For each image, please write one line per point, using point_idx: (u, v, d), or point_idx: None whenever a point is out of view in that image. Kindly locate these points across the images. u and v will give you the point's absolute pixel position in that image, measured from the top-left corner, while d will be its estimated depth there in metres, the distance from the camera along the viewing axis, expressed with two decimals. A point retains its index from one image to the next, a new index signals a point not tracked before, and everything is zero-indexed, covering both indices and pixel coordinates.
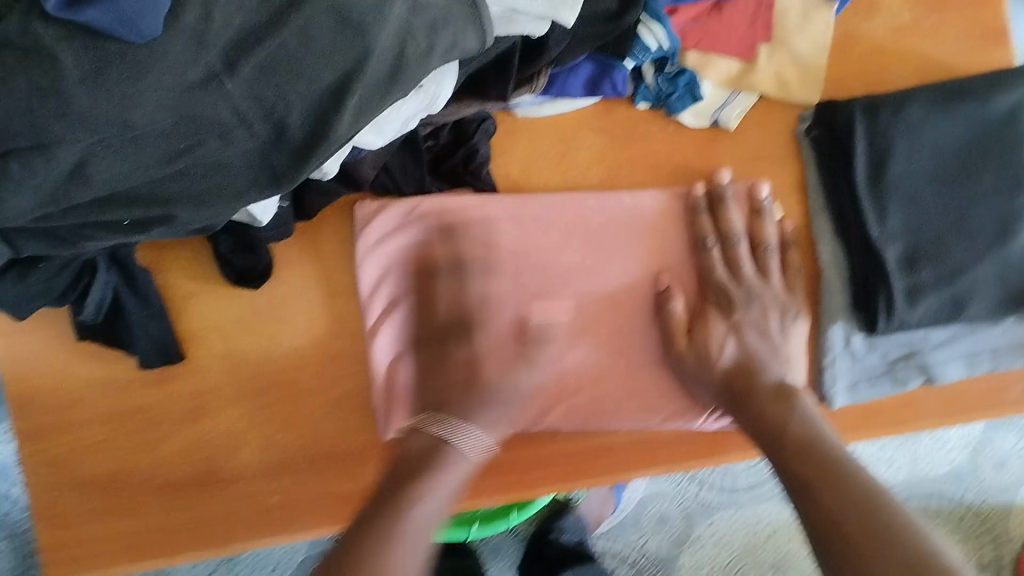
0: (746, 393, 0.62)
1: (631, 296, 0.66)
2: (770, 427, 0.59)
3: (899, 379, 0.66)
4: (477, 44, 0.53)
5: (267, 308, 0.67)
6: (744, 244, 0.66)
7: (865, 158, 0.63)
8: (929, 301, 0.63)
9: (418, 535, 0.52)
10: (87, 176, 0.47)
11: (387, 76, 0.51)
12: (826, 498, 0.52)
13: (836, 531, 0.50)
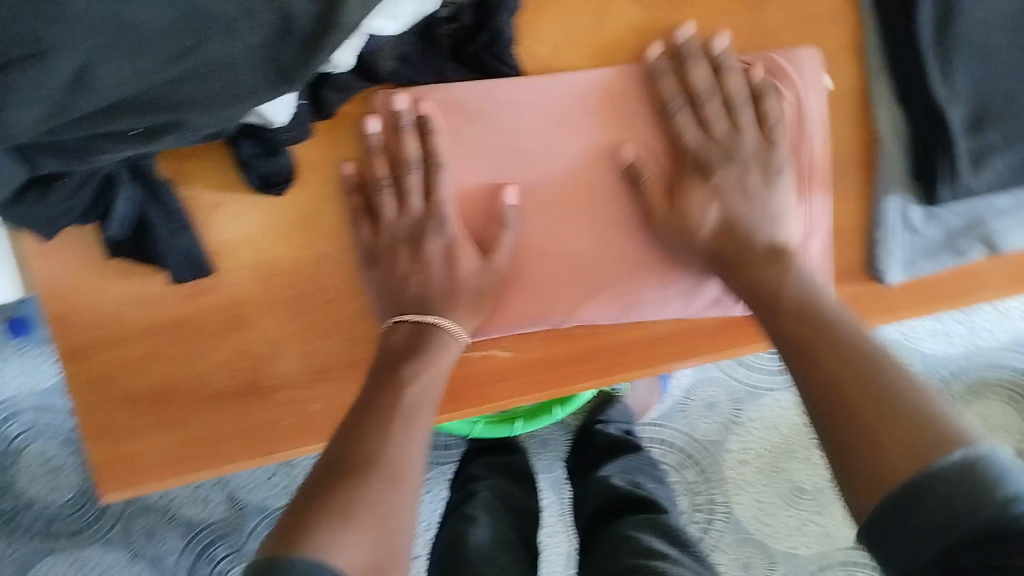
0: (738, 259, 0.60)
1: (667, 174, 0.63)
2: (763, 292, 0.58)
3: (960, 250, 0.63)
4: None
5: (294, 214, 0.64)
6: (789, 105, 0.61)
7: (931, 11, 0.57)
8: (997, 165, 0.59)
9: (395, 467, 0.50)
10: (90, 83, 0.44)
11: None
12: (823, 367, 0.51)
13: (846, 414, 0.48)
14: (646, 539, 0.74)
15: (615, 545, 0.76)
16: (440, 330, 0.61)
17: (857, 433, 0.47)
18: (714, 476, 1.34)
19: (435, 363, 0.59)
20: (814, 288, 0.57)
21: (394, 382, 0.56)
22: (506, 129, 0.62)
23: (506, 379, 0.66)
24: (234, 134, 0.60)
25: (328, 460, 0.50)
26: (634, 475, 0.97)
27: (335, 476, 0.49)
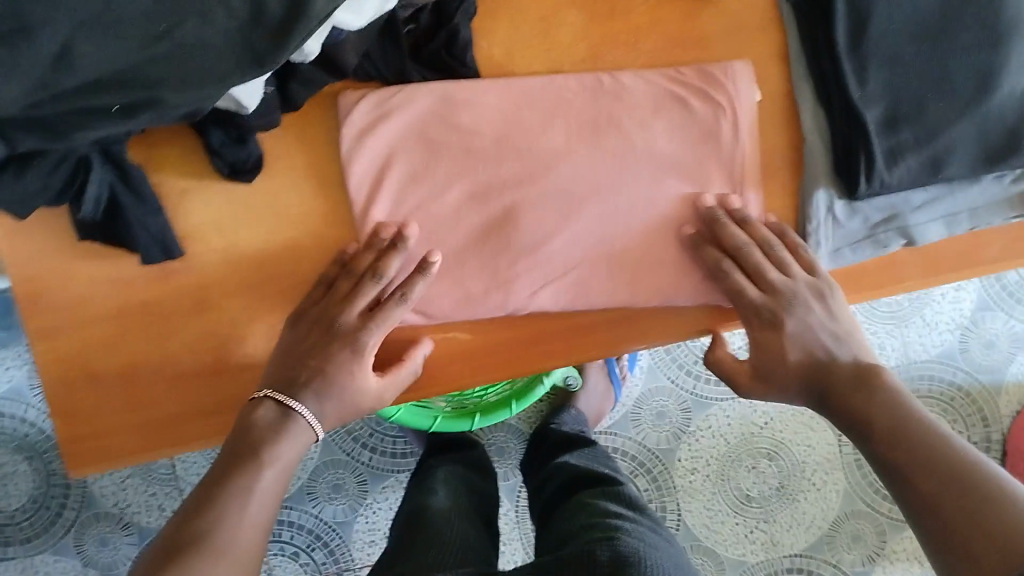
0: (830, 390, 0.64)
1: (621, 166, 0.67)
2: (860, 422, 0.60)
3: (881, 242, 0.68)
4: None
5: (261, 200, 0.68)
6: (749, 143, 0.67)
7: (846, 19, 0.64)
8: (909, 162, 0.65)
9: (214, 544, 0.54)
10: (72, 62, 0.47)
11: None
12: (917, 471, 0.55)
13: (936, 510, 0.52)
14: (603, 504, 0.80)
15: (574, 510, 0.82)
16: (299, 419, 0.64)
17: (956, 514, 0.51)
18: (665, 484, 1.38)
19: (288, 449, 0.62)
20: (906, 407, 0.59)
21: (249, 464, 0.59)
22: (462, 127, 0.66)
23: (462, 362, 0.69)
24: (206, 123, 0.64)
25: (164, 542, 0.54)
26: (592, 460, 1.03)
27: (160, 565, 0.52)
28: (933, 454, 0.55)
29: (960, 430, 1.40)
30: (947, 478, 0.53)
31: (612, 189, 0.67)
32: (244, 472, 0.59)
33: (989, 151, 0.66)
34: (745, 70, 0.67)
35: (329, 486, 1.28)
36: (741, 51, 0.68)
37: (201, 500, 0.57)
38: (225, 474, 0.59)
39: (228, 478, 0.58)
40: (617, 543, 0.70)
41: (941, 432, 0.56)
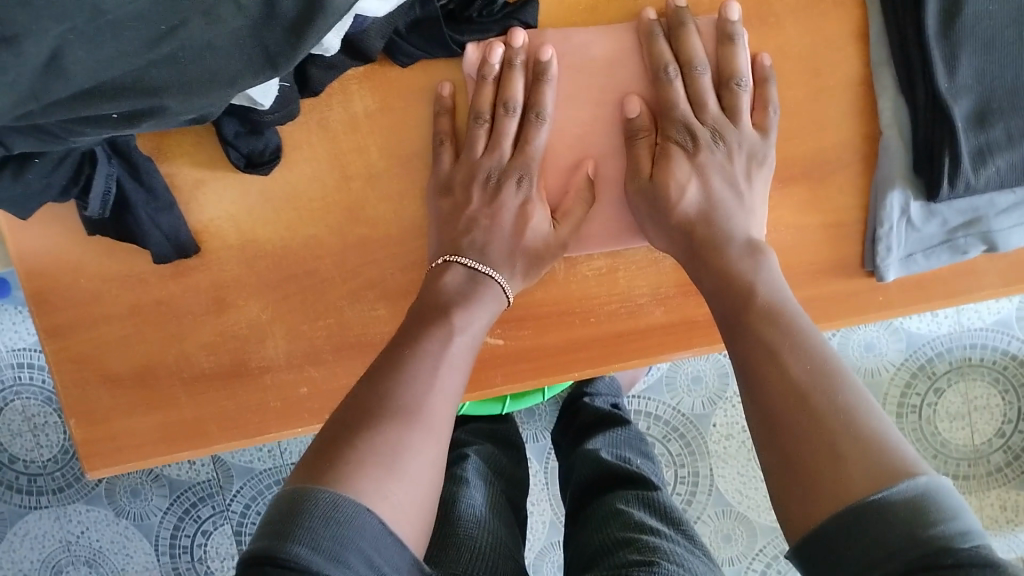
0: (707, 244, 0.57)
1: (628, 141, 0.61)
2: (733, 283, 0.54)
3: (959, 248, 0.61)
4: None
5: (281, 195, 0.63)
6: (918, 208, 0.61)
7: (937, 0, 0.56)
8: (999, 162, 0.58)
9: (424, 414, 0.50)
10: (63, 67, 0.41)
11: None
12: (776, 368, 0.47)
13: (796, 413, 0.45)
14: (639, 513, 0.74)
15: (604, 522, 0.76)
16: (490, 282, 0.61)
17: (805, 511, 0.42)
18: (699, 450, 1.35)
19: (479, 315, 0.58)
20: (782, 291, 0.53)
21: (442, 323, 0.56)
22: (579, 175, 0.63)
23: (494, 367, 0.65)
24: (220, 114, 0.58)
25: (345, 411, 0.49)
26: (622, 445, 0.97)
27: (338, 443, 0.46)
28: (808, 391, 0.45)
29: (1011, 400, 1.34)
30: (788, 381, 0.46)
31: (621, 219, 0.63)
32: (422, 343, 0.54)
33: None
34: (810, 173, 0.62)
35: None
36: (816, 30, 0.60)
37: (358, 398, 0.49)
38: (369, 391, 0.50)
39: (419, 343, 0.54)
40: (656, 567, 0.63)
41: (858, 408, 0.44)
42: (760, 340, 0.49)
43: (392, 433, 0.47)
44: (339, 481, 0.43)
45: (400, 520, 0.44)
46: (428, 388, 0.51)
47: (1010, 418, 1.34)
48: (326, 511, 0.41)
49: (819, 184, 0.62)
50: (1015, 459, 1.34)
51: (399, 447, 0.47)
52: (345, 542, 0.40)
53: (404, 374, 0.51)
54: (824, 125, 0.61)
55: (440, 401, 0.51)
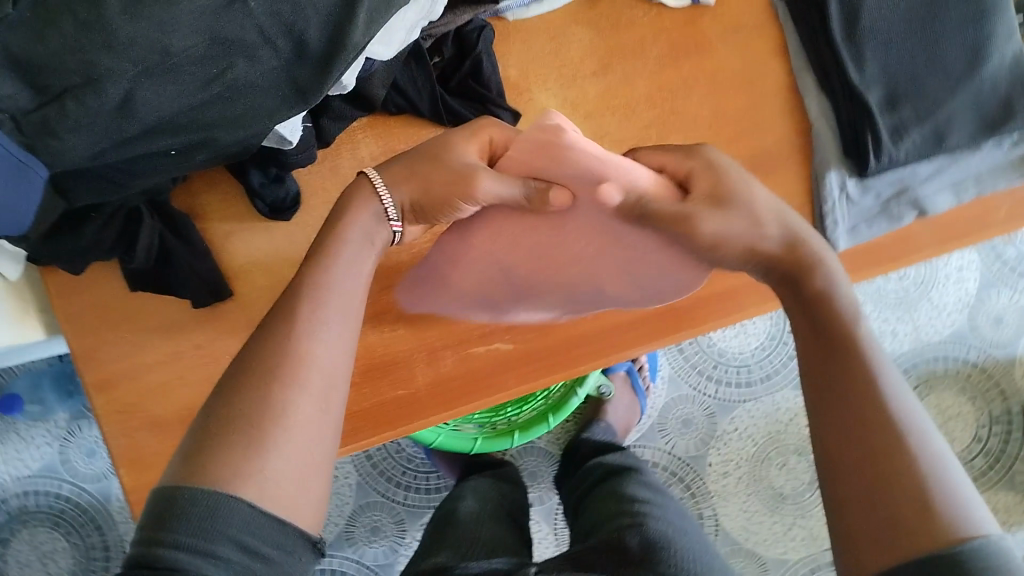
0: (796, 276, 0.52)
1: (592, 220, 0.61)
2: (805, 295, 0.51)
3: (894, 215, 0.71)
4: None
5: (304, 235, 0.71)
6: (853, 184, 0.71)
7: (838, 11, 0.68)
8: (912, 136, 0.68)
9: (307, 370, 0.50)
10: (134, 107, 0.50)
11: None
12: (849, 390, 0.46)
13: (865, 445, 0.44)
14: (632, 488, 0.80)
15: (602, 499, 0.81)
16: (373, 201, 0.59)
17: (869, 539, 0.42)
18: (699, 491, 1.39)
19: (357, 227, 0.58)
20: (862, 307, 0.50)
21: (328, 258, 0.56)
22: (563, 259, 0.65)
23: (505, 372, 0.72)
24: (247, 165, 0.67)
25: (232, 371, 0.49)
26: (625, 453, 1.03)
27: (227, 427, 0.46)
28: (874, 426, 0.44)
29: (981, 406, 1.42)
30: (861, 408, 0.45)
31: (612, 288, 0.66)
32: (295, 323, 0.51)
33: (985, 120, 0.69)
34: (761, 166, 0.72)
35: (370, 527, 1.20)
36: (743, 50, 0.72)
37: (238, 391, 0.48)
38: (231, 402, 0.47)
39: (291, 318, 0.51)
40: (645, 521, 0.68)
41: (926, 452, 0.43)
42: (844, 367, 0.47)
43: (260, 400, 0.47)
44: (213, 468, 0.45)
45: (281, 501, 0.46)
46: (321, 337, 0.51)
47: (983, 422, 1.41)
48: (194, 506, 0.43)
49: (769, 174, 0.72)
50: (996, 463, 1.41)
51: (285, 410, 0.48)
52: (214, 537, 0.43)
53: (281, 348, 0.50)
54: (764, 124, 0.72)
55: (322, 361, 0.51)
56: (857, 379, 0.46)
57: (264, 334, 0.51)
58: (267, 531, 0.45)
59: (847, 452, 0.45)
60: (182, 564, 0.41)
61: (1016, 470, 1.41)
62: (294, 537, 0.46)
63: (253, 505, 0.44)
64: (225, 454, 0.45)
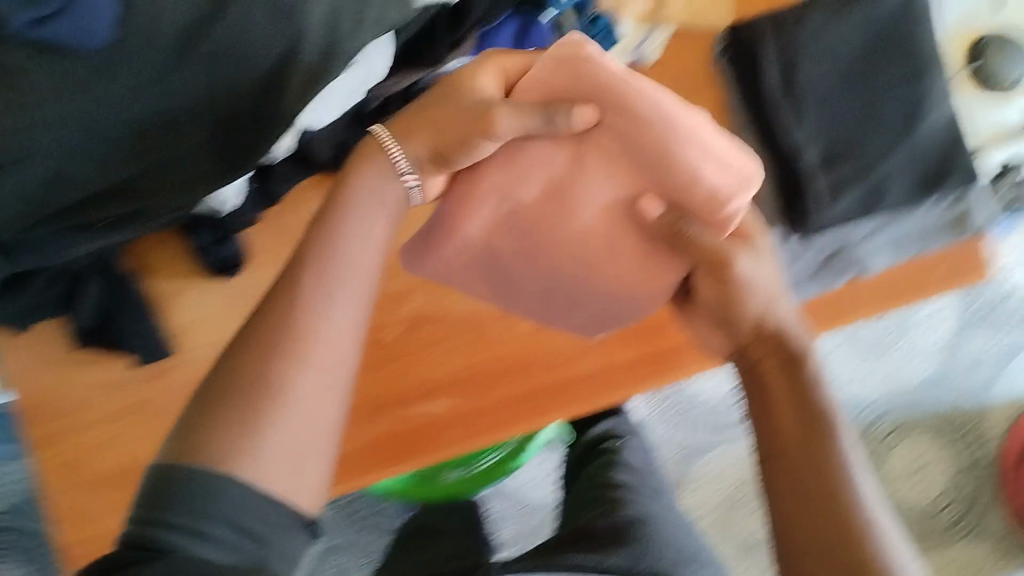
0: (759, 364, 0.56)
1: (607, 219, 0.58)
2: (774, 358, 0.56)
3: (835, 273, 0.72)
4: (401, 15, 0.58)
5: (247, 293, 0.72)
6: (794, 242, 0.71)
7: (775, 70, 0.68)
8: (850, 197, 0.68)
9: (315, 345, 0.51)
10: (62, 181, 0.52)
11: (325, 53, 0.56)
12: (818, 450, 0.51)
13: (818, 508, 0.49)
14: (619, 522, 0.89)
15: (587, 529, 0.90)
16: (386, 186, 0.58)
17: None
18: None
19: (358, 219, 0.56)
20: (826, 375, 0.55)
21: (331, 228, 0.56)
22: (557, 259, 0.59)
23: None
24: (193, 228, 0.68)
25: (231, 348, 0.51)
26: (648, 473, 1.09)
27: (221, 397, 0.48)
28: (827, 494, 0.50)
29: (954, 453, 1.41)
30: (812, 474, 0.51)
31: (607, 258, 0.59)
32: (300, 298, 0.52)
33: (923, 179, 0.69)
34: None
35: (336, 569, 1.20)
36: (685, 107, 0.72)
37: (234, 363, 0.50)
38: (226, 382, 0.49)
39: (293, 293, 0.52)
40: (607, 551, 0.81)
41: (870, 514, 0.49)
42: (807, 439, 0.52)
43: (262, 372, 0.49)
44: (207, 450, 0.46)
45: (275, 481, 0.47)
46: (328, 308, 0.52)
47: (959, 471, 1.40)
48: (200, 484, 0.45)
49: None
50: (970, 510, 1.40)
51: (291, 385, 0.49)
52: (206, 517, 0.44)
53: (280, 315, 0.51)
54: None
55: (332, 334, 0.51)
56: (808, 447, 0.52)
57: (269, 311, 0.52)
58: (260, 516, 0.46)
59: (804, 514, 0.50)
60: (178, 547, 0.43)
61: (990, 518, 1.40)
62: (293, 519, 0.47)
63: (253, 486, 0.46)
64: (212, 434, 0.47)
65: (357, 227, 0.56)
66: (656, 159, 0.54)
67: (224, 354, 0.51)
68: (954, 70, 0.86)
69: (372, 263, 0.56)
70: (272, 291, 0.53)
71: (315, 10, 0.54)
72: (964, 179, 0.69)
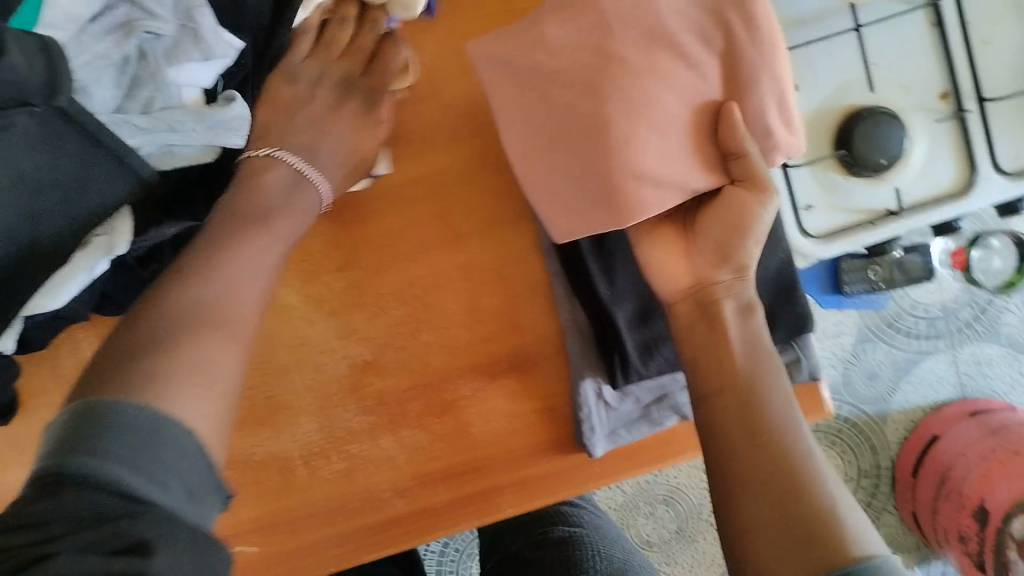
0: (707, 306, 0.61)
1: (698, 113, 0.56)
2: (703, 360, 0.60)
3: (655, 420, 0.69)
4: (133, 188, 0.50)
5: (24, 439, 0.67)
6: (612, 390, 0.67)
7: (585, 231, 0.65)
8: (664, 353, 0.66)
9: (233, 317, 0.49)
10: None
11: (30, 253, 0.48)
12: (743, 458, 0.55)
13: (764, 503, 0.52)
14: None
15: None
16: (310, 188, 0.61)
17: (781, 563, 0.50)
18: None
19: (281, 213, 0.57)
20: (767, 358, 0.59)
21: (252, 225, 0.55)
22: (637, 108, 0.54)
23: None
24: None
25: (141, 313, 0.47)
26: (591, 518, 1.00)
27: (128, 364, 0.44)
28: (789, 480, 0.52)
29: (848, 461, 1.34)
30: (767, 468, 0.53)
31: (663, 142, 0.55)
32: (218, 263, 0.51)
33: None
34: (514, 370, 0.68)
35: None
36: (497, 246, 0.67)
37: (147, 326, 0.46)
38: (140, 347, 0.45)
39: (203, 262, 0.51)
40: None
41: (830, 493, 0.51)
42: (758, 447, 0.55)
43: (159, 340, 0.46)
44: (116, 385, 0.42)
45: (202, 422, 0.44)
46: (213, 281, 0.50)
47: (851, 476, 1.34)
48: (96, 426, 0.39)
49: (527, 375, 0.68)
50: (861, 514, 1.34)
51: (181, 354, 0.45)
52: (106, 456, 0.38)
53: (189, 283, 0.49)
54: (522, 324, 0.67)
55: (231, 309, 0.50)
56: (767, 464, 0.53)
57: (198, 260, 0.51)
58: (192, 474, 0.41)
59: (782, 504, 0.51)
60: (88, 475, 0.38)
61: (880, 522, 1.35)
62: (214, 488, 0.43)
63: (177, 417, 0.42)
64: (141, 373, 0.43)
65: (240, 246, 0.53)
66: (738, 88, 0.56)
67: (113, 340, 0.46)
68: (823, 155, 0.81)
69: (264, 287, 0.54)
70: (195, 242, 0.53)
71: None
72: (789, 332, 0.66)
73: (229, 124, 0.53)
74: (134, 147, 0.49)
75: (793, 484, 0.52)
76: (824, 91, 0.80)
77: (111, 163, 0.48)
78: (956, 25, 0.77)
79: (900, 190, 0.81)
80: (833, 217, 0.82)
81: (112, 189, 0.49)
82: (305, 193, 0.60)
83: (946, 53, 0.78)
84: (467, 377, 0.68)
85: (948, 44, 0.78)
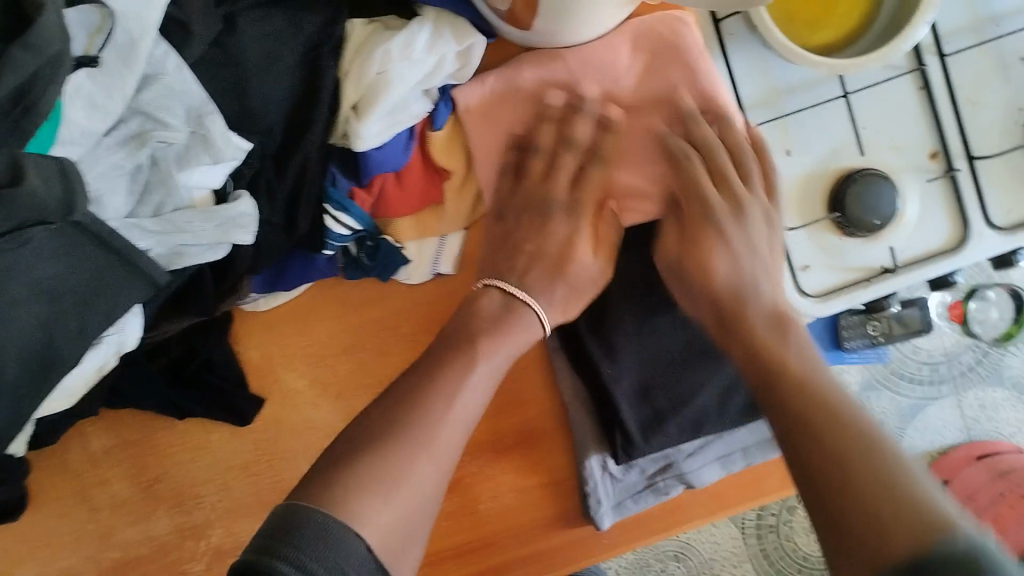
0: None
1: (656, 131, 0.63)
2: (767, 365, 0.57)
3: (661, 490, 0.69)
4: (149, 291, 0.51)
5: (33, 532, 0.67)
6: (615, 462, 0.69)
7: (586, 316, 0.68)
8: (666, 431, 0.67)
9: (444, 446, 0.52)
10: None
11: (41, 365, 0.48)
12: (818, 443, 0.49)
13: (830, 470, 0.47)
14: None
15: None
16: (525, 309, 0.62)
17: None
18: None
19: (511, 340, 0.59)
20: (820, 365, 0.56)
21: (470, 353, 0.57)
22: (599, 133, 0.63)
23: None
24: None
25: (367, 427, 0.51)
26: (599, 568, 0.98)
27: (347, 475, 0.48)
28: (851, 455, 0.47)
29: None
30: (828, 445, 0.48)
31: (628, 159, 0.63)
32: (452, 386, 0.54)
33: (747, 403, 0.68)
34: (520, 446, 0.69)
35: None
36: None
37: (364, 439, 0.50)
38: (357, 466, 0.48)
39: (436, 385, 0.54)
40: None
41: (897, 458, 0.47)
42: (816, 432, 0.50)
43: (383, 463, 0.49)
44: (333, 489, 0.46)
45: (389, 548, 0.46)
46: (452, 407, 0.53)
47: None
48: (321, 532, 0.43)
49: (533, 451, 0.69)
50: None
51: (398, 474, 0.49)
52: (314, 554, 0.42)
53: (434, 404, 0.53)
54: (525, 401, 0.69)
55: (450, 435, 0.52)
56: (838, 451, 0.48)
57: (407, 391, 0.53)
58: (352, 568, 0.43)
59: (828, 486, 0.47)
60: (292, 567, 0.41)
61: None
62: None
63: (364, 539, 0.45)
64: (359, 488, 0.47)
65: (462, 366, 0.56)
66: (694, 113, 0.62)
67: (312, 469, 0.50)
68: (819, 216, 0.81)
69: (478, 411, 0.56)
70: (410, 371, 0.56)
71: (16, 333, 0.46)
72: None
73: (237, 221, 0.53)
74: (144, 249, 0.50)
75: (858, 487, 0.46)
76: (817, 155, 0.80)
77: (125, 268, 0.49)
78: (941, 88, 0.79)
79: (894, 249, 0.81)
80: (830, 277, 0.82)
81: (127, 292, 0.50)
82: (522, 315, 0.61)
83: (933, 114, 0.80)
84: (473, 455, 0.68)
85: (936, 107, 0.80)
